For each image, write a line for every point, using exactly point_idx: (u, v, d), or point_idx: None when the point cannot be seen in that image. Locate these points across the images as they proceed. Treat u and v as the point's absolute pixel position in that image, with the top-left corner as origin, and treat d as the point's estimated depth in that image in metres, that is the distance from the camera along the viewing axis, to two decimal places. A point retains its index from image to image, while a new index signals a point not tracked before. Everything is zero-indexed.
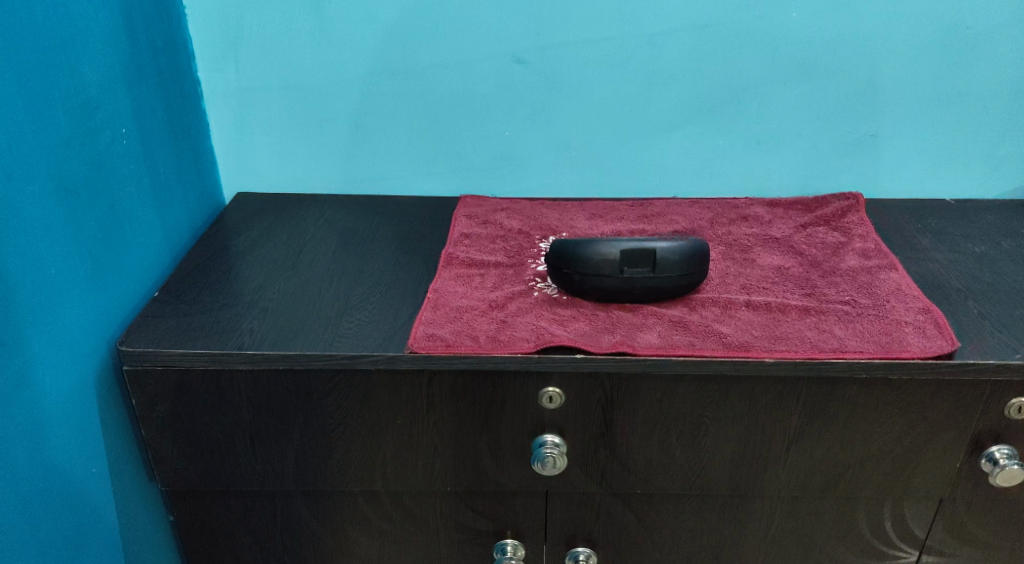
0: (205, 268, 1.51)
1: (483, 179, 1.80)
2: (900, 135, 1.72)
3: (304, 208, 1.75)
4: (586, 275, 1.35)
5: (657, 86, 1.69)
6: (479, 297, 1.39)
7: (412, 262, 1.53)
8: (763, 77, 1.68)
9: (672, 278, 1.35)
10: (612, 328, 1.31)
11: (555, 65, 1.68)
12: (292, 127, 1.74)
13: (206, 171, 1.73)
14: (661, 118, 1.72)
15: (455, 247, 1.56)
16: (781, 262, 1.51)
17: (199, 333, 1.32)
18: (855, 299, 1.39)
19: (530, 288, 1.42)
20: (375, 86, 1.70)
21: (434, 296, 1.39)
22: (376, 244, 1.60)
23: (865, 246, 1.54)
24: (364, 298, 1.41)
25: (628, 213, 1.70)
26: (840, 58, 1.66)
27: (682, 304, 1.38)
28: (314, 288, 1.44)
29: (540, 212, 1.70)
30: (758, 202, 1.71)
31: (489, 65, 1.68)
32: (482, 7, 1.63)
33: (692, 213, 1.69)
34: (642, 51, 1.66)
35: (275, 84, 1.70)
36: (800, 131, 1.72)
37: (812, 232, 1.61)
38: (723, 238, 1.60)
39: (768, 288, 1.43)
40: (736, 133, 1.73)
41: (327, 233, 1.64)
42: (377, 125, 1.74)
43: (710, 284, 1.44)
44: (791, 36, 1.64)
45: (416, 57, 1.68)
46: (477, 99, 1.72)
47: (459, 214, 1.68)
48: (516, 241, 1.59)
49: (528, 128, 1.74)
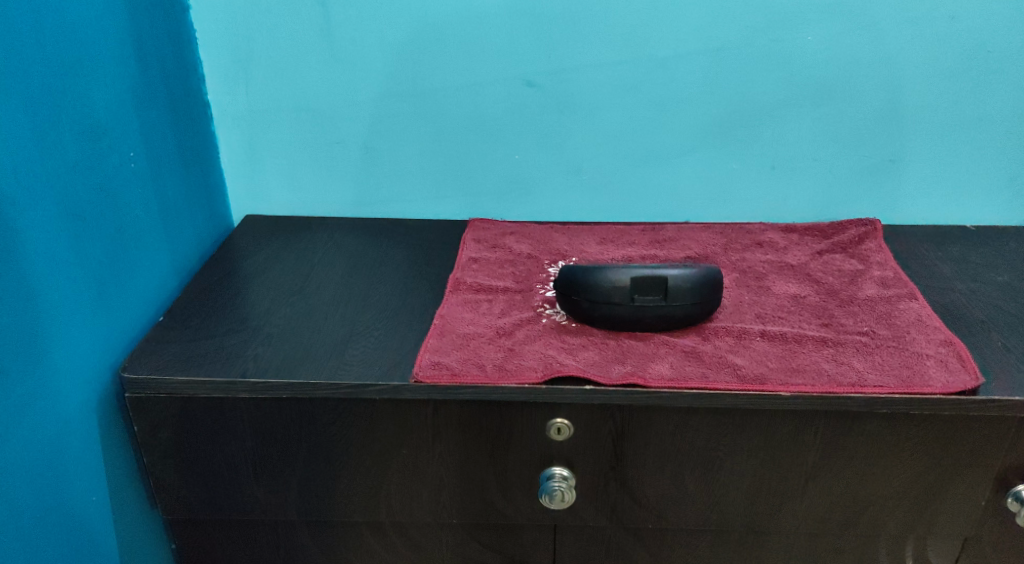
0: (211, 293, 1.48)
1: (494, 202, 1.77)
2: (921, 161, 1.68)
3: (312, 231, 1.72)
4: (595, 302, 1.32)
5: (670, 111, 1.66)
6: (487, 323, 1.36)
7: (421, 288, 1.50)
8: (778, 102, 1.64)
9: (685, 307, 1.32)
10: (623, 358, 1.27)
11: (568, 90, 1.65)
12: (300, 150, 1.71)
13: (216, 195, 1.71)
14: (674, 143, 1.69)
15: (463, 272, 1.53)
16: (797, 290, 1.47)
17: (203, 360, 1.28)
18: (874, 330, 1.35)
19: (539, 315, 1.39)
20: (386, 108, 1.67)
21: (441, 323, 1.35)
22: (385, 269, 1.57)
23: (884, 274, 1.51)
24: (370, 325, 1.37)
25: (640, 238, 1.67)
26: (857, 84, 1.62)
27: (695, 333, 1.34)
28: (319, 316, 1.40)
29: (550, 237, 1.68)
30: (773, 228, 1.68)
31: (500, 90, 1.66)
32: (495, 31, 1.61)
33: (705, 238, 1.66)
34: (655, 75, 1.63)
35: (284, 107, 1.68)
36: (817, 156, 1.69)
37: (829, 259, 1.58)
38: (737, 265, 1.57)
39: (783, 318, 1.39)
40: (751, 158, 1.69)
41: (337, 257, 1.61)
42: (387, 149, 1.71)
43: (724, 312, 1.41)
44: (807, 61, 1.61)
45: (427, 80, 1.65)
46: (489, 123, 1.69)
47: (469, 238, 1.67)
48: (526, 267, 1.56)
49: (540, 152, 1.71)
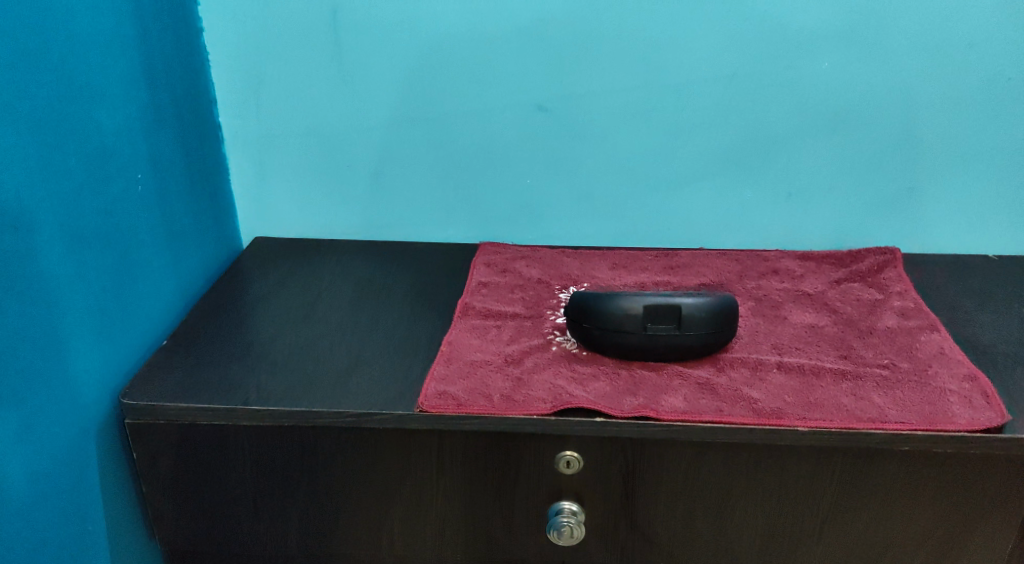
0: (215, 317, 1.45)
1: (505, 226, 1.74)
2: (941, 189, 1.64)
3: (319, 255, 1.69)
4: (606, 330, 1.28)
5: (684, 136, 1.63)
6: (495, 351, 1.32)
7: (429, 313, 1.46)
8: (794, 128, 1.61)
9: (699, 337, 1.28)
10: (635, 390, 1.23)
11: (580, 115, 1.63)
12: (308, 172, 1.69)
13: (225, 217, 1.68)
14: (688, 169, 1.66)
15: (472, 296, 1.50)
16: (814, 320, 1.43)
17: (204, 386, 1.25)
18: (895, 363, 1.31)
19: (549, 343, 1.35)
20: (395, 131, 1.65)
21: (448, 350, 1.32)
22: (392, 295, 1.53)
23: (904, 305, 1.47)
24: (376, 353, 1.33)
25: (653, 264, 1.64)
26: (875, 111, 1.59)
27: (710, 363, 1.30)
28: (323, 343, 1.37)
29: (561, 262, 1.65)
30: (789, 256, 1.64)
31: (511, 114, 1.63)
32: (507, 55, 1.59)
33: (719, 265, 1.62)
34: (668, 100, 1.61)
35: (293, 128, 1.65)
36: (834, 184, 1.65)
37: (847, 288, 1.54)
38: (752, 292, 1.53)
39: (800, 349, 1.35)
40: (766, 185, 1.66)
41: (343, 282, 1.58)
42: (396, 171, 1.69)
43: (739, 342, 1.37)
44: (824, 88, 1.58)
45: (438, 104, 1.63)
46: (499, 147, 1.66)
47: (478, 263, 1.64)
48: (536, 292, 1.53)
49: (551, 176, 1.68)
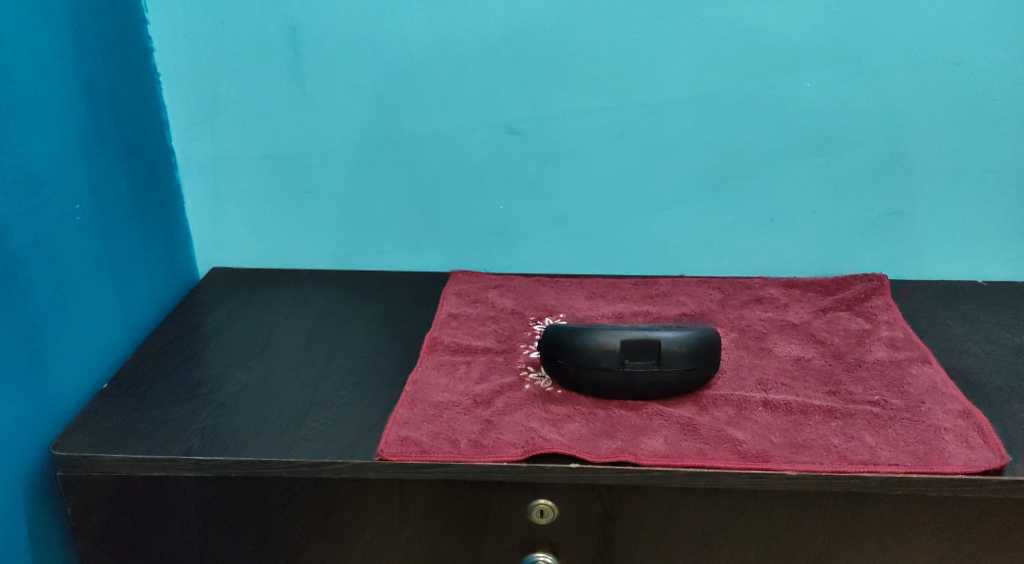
0: (163, 356, 1.37)
1: (476, 255, 1.67)
2: (928, 213, 1.58)
3: (279, 287, 1.62)
4: (581, 367, 1.21)
5: (661, 159, 1.57)
6: (464, 390, 1.24)
7: (394, 347, 1.39)
8: (774, 151, 1.55)
9: (678, 374, 1.21)
10: (612, 432, 1.16)
11: (552, 137, 1.57)
12: (268, 199, 1.63)
13: (179, 246, 1.61)
14: (664, 193, 1.59)
15: (441, 330, 1.42)
16: (800, 352, 1.37)
17: (144, 433, 1.16)
18: (886, 399, 1.24)
19: (522, 380, 1.27)
20: (359, 156, 1.59)
21: (413, 390, 1.24)
22: (353, 328, 1.46)
23: (893, 335, 1.41)
24: (333, 394, 1.25)
25: (631, 293, 1.57)
26: (858, 133, 1.53)
27: (691, 402, 1.23)
28: (278, 382, 1.28)
29: (535, 290, 1.58)
30: (773, 283, 1.58)
31: (479, 137, 1.57)
32: (475, 77, 1.53)
33: (700, 294, 1.56)
34: (644, 122, 1.55)
35: (253, 152, 1.59)
36: (816, 208, 1.59)
37: (833, 317, 1.47)
38: (735, 323, 1.46)
39: (786, 384, 1.28)
40: (747, 209, 1.59)
41: (304, 316, 1.51)
42: (362, 197, 1.62)
43: (722, 377, 1.29)
44: (804, 108, 1.52)
45: (403, 129, 1.57)
46: (470, 172, 1.60)
47: (448, 293, 1.57)
48: (508, 324, 1.46)
49: (523, 201, 1.62)
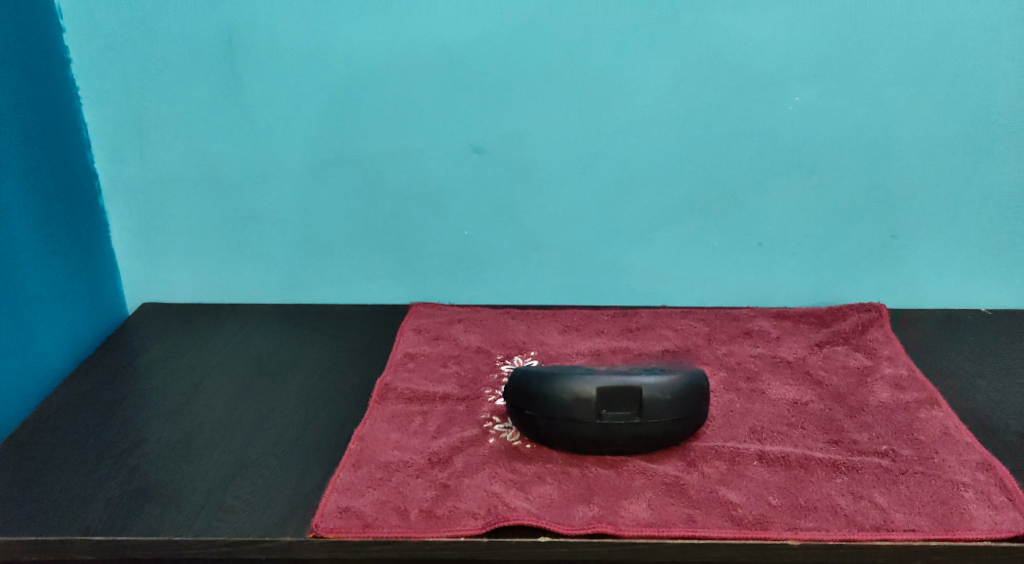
0: (76, 408, 1.24)
1: (438, 286, 1.52)
2: (928, 236, 1.44)
3: (216, 324, 1.48)
4: (554, 420, 1.07)
5: (638, 180, 1.43)
6: (418, 448, 1.11)
7: (339, 394, 1.26)
8: (761, 171, 1.42)
9: (663, 425, 1.07)
10: (589, 496, 1.02)
11: (517, 158, 1.43)
12: (206, 228, 1.49)
13: (104, 279, 1.49)
14: (642, 217, 1.45)
15: (396, 375, 1.28)
16: (796, 395, 1.23)
17: (44, 508, 1.04)
18: (895, 449, 1.11)
19: (486, 434, 1.13)
20: (310, 180, 1.45)
21: (359, 449, 1.12)
22: (295, 373, 1.33)
23: (897, 373, 1.27)
24: (267, 453, 1.13)
25: (609, 326, 1.43)
26: (853, 150, 1.40)
27: (678, 456, 1.09)
28: (205, 439, 1.16)
29: (504, 324, 1.43)
30: (762, 314, 1.45)
31: (439, 158, 1.43)
32: (432, 93, 1.39)
33: (685, 326, 1.42)
34: (619, 140, 1.41)
35: (187, 176, 1.46)
36: (807, 232, 1.45)
37: (830, 352, 1.34)
38: (722, 360, 1.32)
39: (783, 433, 1.14)
40: (733, 234, 1.46)
41: (241, 359, 1.38)
42: (311, 224, 1.48)
43: (712, 426, 1.15)
44: (793, 126, 1.39)
45: (355, 149, 1.43)
46: (429, 196, 1.46)
47: (406, 328, 1.42)
48: (473, 365, 1.31)
49: (488, 227, 1.47)
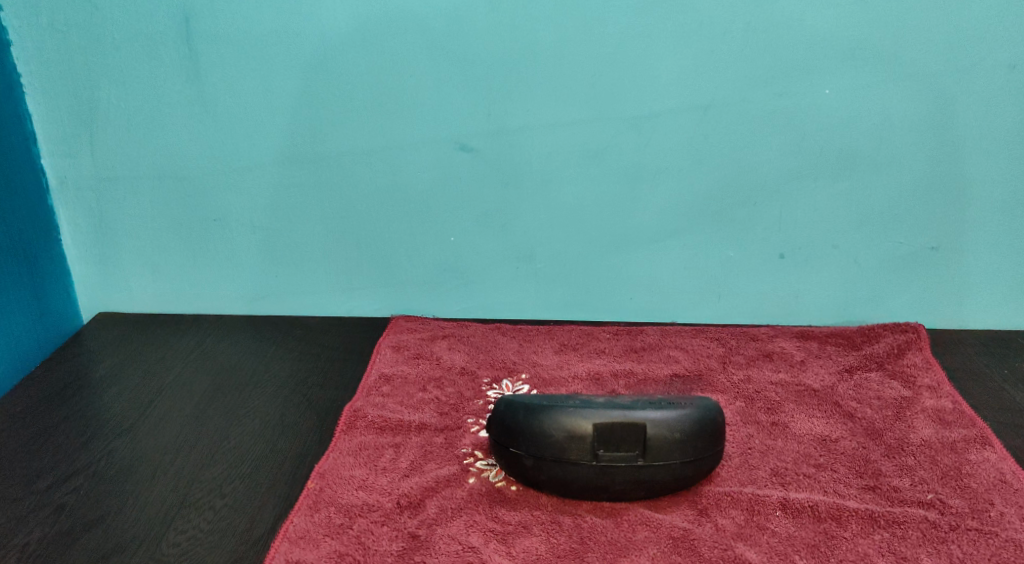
0: (8, 432, 1.11)
1: (422, 297, 1.37)
2: (973, 250, 1.28)
3: (175, 339, 1.34)
4: (543, 459, 0.91)
5: (646, 183, 1.27)
6: (385, 488, 0.96)
7: (303, 423, 1.11)
8: (785, 173, 1.26)
9: (671, 468, 0.91)
10: (582, 552, 0.88)
11: (511, 156, 1.27)
12: (164, 229, 1.35)
13: (55, 285, 1.34)
14: (649, 224, 1.30)
15: (367, 398, 1.13)
16: (824, 429, 1.07)
17: None
18: (942, 499, 0.95)
19: (465, 472, 0.98)
20: (282, 178, 1.31)
21: (318, 487, 0.97)
22: (257, 394, 1.18)
23: (940, 405, 1.11)
24: (213, 492, 0.99)
25: (611, 345, 1.27)
26: (892, 150, 1.24)
27: (688, 504, 0.93)
28: (144, 472, 1.03)
29: (494, 342, 1.28)
30: (783, 334, 1.29)
31: (424, 155, 1.28)
32: (417, 81, 1.24)
33: (697, 347, 1.26)
34: (625, 138, 1.25)
35: (144, 172, 1.31)
36: (836, 242, 1.29)
37: (862, 379, 1.18)
38: (739, 388, 1.16)
39: (810, 477, 0.98)
40: (752, 244, 1.30)
41: (199, 376, 1.24)
42: (281, 227, 1.33)
43: (727, 465, 1.00)
44: (822, 122, 1.23)
45: (329, 145, 1.28)
46: (411, 197, 1.30)
47: (384, 345, 1.26)
48: (456, 389, 1.15)
49: (478, 232, 1.32)
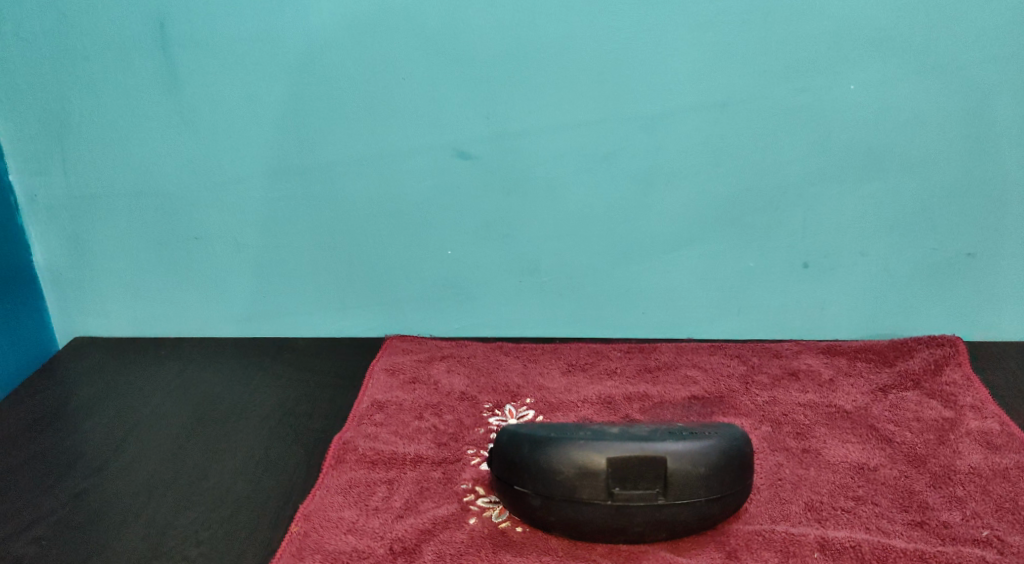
0: None
1: (418, 315, 1.28)
2: (1014, 256, 1.18)
3: (153, 365, 1.24)
4: (552, 499, 0.82)
5: (659, 188, 1.18)
6: (376, 532, 0.87)
7: (288, 457, 1.02)
8: (810, 176, 1.16)
9: (695, 506, 0.81)
10: None
11: (513, 162, 1.18)
12: (141, 248, 1.26)
13: (25, 310, 1.25)
14: (663, 233, 1.20)
15: (358, 429, 1.04)
16: (861, 456, 0.97)
17: None
18: (999, 536, 0.85)
19: (466, 512, 0.89)
20: (266, 190, 1.21)
21: (302, 532, 0.88)
22: (239, 425, 1.09)
23: (987, 427, 1.01)
24: (187, 539, 0.90)
25: (623, 365, 1.18)
26: (924, 149, 1.14)
27: (714, 545, 0.84)
28: (111, 518, 0.94)
29: (496, 363, 1.18)
30: (809, 350, 1.19)
31: (418, 162, 1.19)
32: (410, 82, 1.15)
33: (716, 365, 1.17)
34: (636, 140, 1.16)
35: (118, 186, 1.22)
36: (865, 249, 1.19)
37: (898, 398, 1.08)
38: (765, 411, 1.06)
39: (849, 511, 0.88)
40: (773, 253, 1.20)
41: (178, 406, 1.14)
42: (266, 242, 1.24)
43: (756, 499, 0.90)
44: (849, 120, 1.13)
45: (317, 153, 1.19)
46: (406, 208, 1.21)
47: (377, 369, 1.17)
48: (455, 416, 1.06)
49: (478, 244, 1.22)
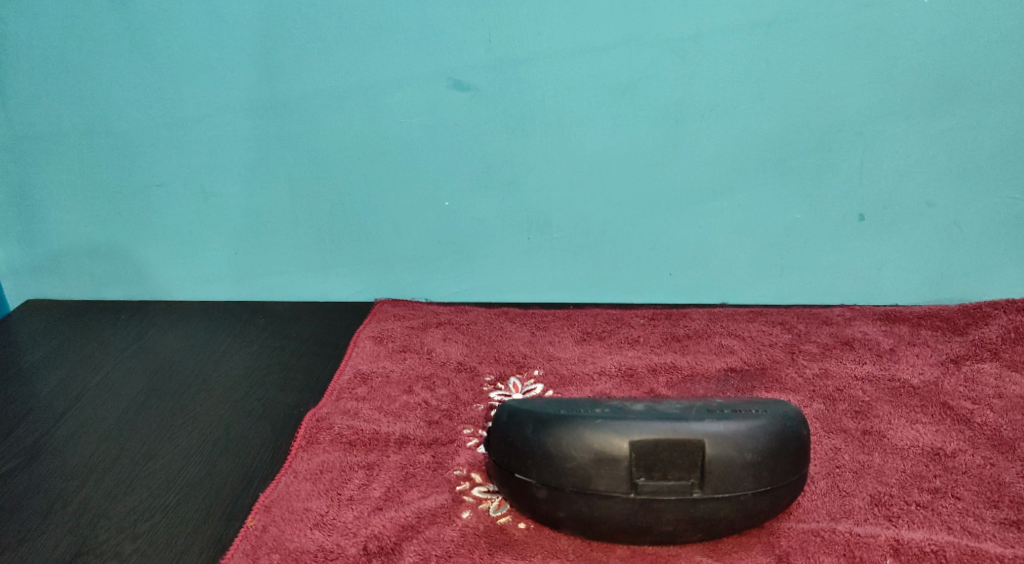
0: None
1: (413, 277, 1.12)
2: None
3: (112, 329, 1.09)
4: (561, 491, 0.66)
5: (689, 124, 1.02)
6: (348, 528, 0.72)
7: (254, 435, 0.87)
8: (867, 111, 1.00)
9: (738, 501, 0.65)
10: None
11: (519, 95, 1.02)
12: (98, 197, 1.11)
13: None
14: (695, 179, 1.04)
15: (335, 404, 0.88)
16: (934, 439, 0.80)
17: None
18: None
19: (458, 505, 0.74)
20: (238, 130, 1.06)
21: (260, 526, 0.73)
22: (201, 398, 0.94)
23: None
24: (124, 531, 0.75)
25: (647, 332, 1.02)
26: (1006, 79, 0.98)
27: (761, 548, 0.68)
28: (39, 505, 0.79)
29: (500, 330, 1.03)
30: (864, 316, 1.02)
31: (412, 96, 1.03)
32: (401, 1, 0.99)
33: (756, 333, 1.00)
34: (663, 68, 1.00)
35: (70, 126, 1.08)
36: (931, 198, 1.04)
37: (973, 371, 0.91)
38: (814, 385, 0.90)
39: (926, 506, 0.72)
40: (825, 204, 1.05)
41: (134, 375, 0.99)
42: (239, 191, 1.09)
43: (810, 491, 0.74)
44: (917, 43, 0.97)
45: (294, 86, 1.04)
46: (397, 150, 1.06)
47: (363, 336, 1.01)
48: (449, 390, 0.90)
49: (480, 193, 1.07)
